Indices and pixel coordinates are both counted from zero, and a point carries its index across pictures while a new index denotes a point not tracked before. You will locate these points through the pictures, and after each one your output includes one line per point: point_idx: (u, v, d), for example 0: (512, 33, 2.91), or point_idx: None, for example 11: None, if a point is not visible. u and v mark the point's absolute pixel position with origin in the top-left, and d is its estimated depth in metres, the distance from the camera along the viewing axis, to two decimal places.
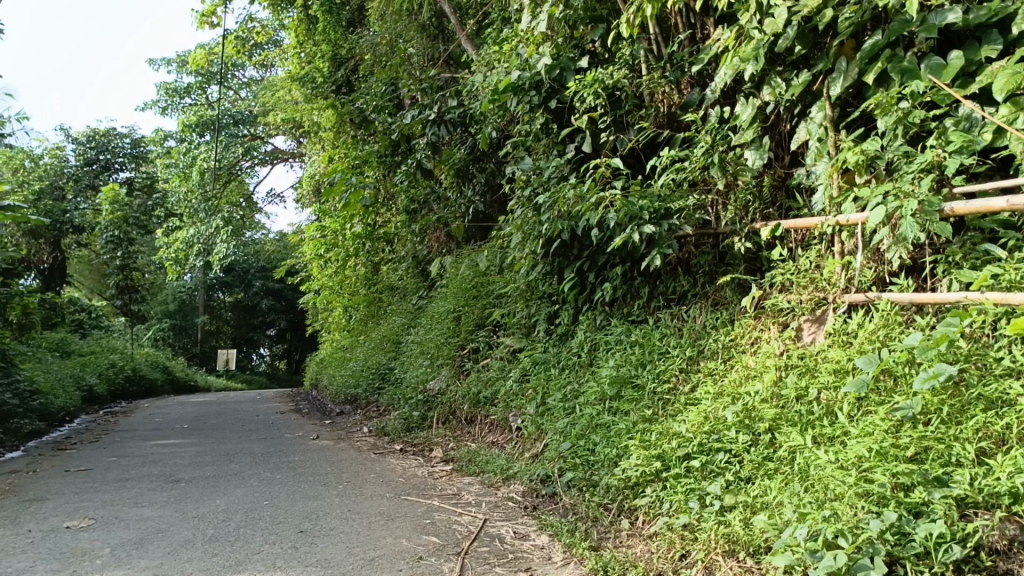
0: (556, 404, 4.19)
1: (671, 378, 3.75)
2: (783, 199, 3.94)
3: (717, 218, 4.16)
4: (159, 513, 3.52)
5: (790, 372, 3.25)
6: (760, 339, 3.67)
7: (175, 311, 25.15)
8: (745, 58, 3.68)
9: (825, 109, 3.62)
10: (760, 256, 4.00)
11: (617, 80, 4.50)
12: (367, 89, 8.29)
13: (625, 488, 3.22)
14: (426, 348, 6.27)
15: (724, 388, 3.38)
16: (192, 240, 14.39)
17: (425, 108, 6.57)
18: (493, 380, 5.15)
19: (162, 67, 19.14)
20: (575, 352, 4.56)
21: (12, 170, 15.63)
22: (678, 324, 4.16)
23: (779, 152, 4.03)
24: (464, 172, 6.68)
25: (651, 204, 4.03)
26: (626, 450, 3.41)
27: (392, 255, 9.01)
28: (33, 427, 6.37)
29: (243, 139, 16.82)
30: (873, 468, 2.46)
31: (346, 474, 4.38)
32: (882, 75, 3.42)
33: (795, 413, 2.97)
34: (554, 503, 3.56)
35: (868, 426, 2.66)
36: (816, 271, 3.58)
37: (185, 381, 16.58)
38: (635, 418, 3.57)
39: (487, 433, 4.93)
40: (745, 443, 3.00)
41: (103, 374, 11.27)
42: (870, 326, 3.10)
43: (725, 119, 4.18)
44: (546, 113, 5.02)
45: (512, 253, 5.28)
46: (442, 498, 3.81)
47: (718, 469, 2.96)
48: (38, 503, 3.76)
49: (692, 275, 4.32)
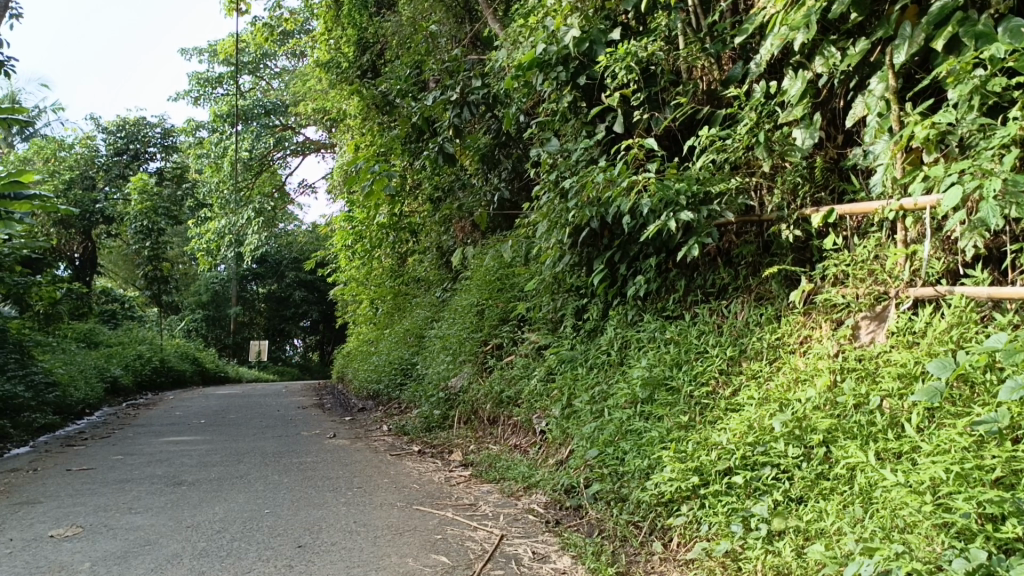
0: (583, 407, 3.85)
1: (710, 380, 3.39)
2: (835, 181, 3.56)
3: (761, 203, 3.77)
4: (151, 520, 3.28)
5: (846, 376, 2.88)
6: (810, 338, 3.29)
7: (208, 302, 25.26)
8: (796, 26, 3.28)
9: (887, 80, 3.21)
10: (811, 245, 3.59)
11: (652, 52, 4.09)
12: (392, 73, 7.89)
13: (658, 505, 2.88)
14: (448, 343, 5.96)
15: (770, 394, 3.02)
16: (223, 231, 14.48)
17: (449, 89, 6.10)
18: (518, 378, 4.82)
19: (194, 57, 18.88)
20: (604, 351, 4.21)
21: (44, 160, 15.62)
22: (718, 321, 3.79)
23: (831, 130, 3.64)
24: (490, 157, 6.35)
25: (688, 187, 3.65)
26: (659, 461, 3.05)
27: (417, 246, 8.70)
28: (46, 420, 6.22)
29: (275, 129, 16.51)
30: (953, 494, 2.09)
31: (358, 479, 4.10)
32: (952, 41, 2.99)
33: (853, 424, 2.59)
34: (578, 517, 3.24)
35: (941, 441, 2.27)
36: (876, 262, 3.18)
37: (215, 372, 16.56)
38: (670, 424, 3.22)
39: (510, 436, 4.62)
40: (796, 457, 2.63)
41: (129, 366, 11.19)
42: (940, 325, 2.70)
43: (772, 94, 3.78)
44: (574, 91, 4.63)
45: (538, 244, 4.89)
46: (457, 508, 3.50)
47: (765, 486, 2.61)
48: (29, 508, 3.55)
49: (733, 267, 3.93)
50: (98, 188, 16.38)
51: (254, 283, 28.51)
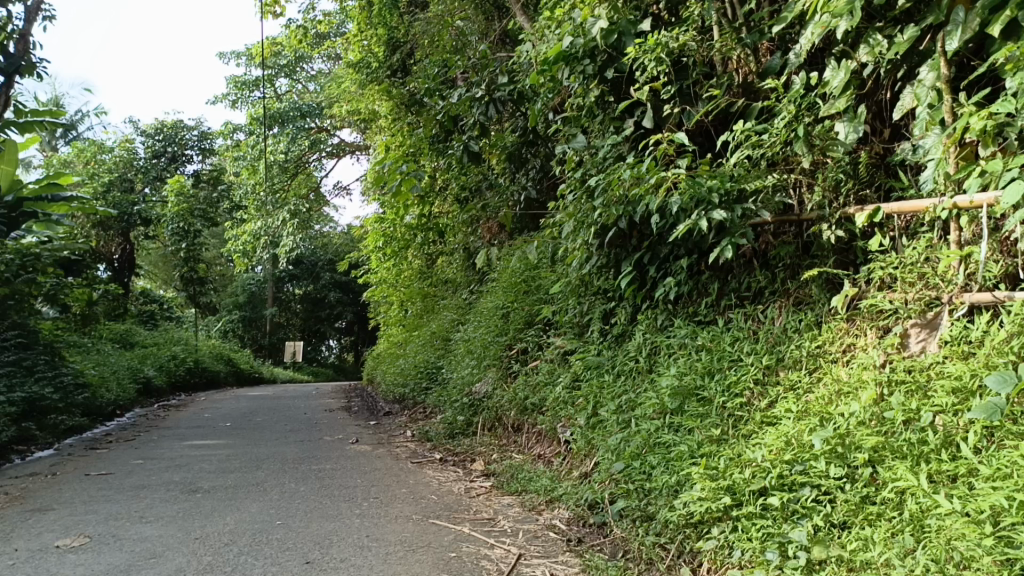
0: (609, 417, 3.65)
1: (744, 392, 3.17)
2: (882, 178, 3.32)
3: (801, 201, 3.54)
4: (160, 530, 3.16)
5: (894, 389, 2.64)
6: (854, 347, 3.06)
7: (245, 302, 25.55)
8: (838, 14, 3.04)
9: (938, 68, 2.95)
10: (855, 246, 3.35)
11: (684, 43, 3.88)
12: (421, 71, 7.74)
13: (686, 526, 2.67)
14: (473, 347, 5.82)
15: (810, 406, 2.79)
16: (259, 232, 14.59)
17: (475, 85, 5.96)
18: (542, 385, 4.65)
19: (232, 60, 19.04)
20: (632, 357, 4.00)
21: (84, 163, 15.85)
22: (754, 327, 3.56)
23: (877, 124, 3.41)
24: (517, 156, 6.19)
25: (722, 184, 3.43)
26: (688, 478, 2.85)
27: (446, 247, 8.57)
28: (73, 422, 6.20)
29: (310, 130, 16.16)
30: (1017, 526, 1.86)
31: (376, 488, 3.96)
32: (1011, 25, 2.74)
33: (902, 442, 2.37)
34: (602, 535, 3.06)
35: (1003, 465, 2.05)
36: (927, 265, 2.94)
37: (249, 373, 16.67)
38: (700, 437, 3.02)
39: (534, 444, 4.45)
40: (838, 478, 2.40)
41: (163, 367, 11.24)
42: (1000, 334, 2.46)
43: (812, 86, 3.55)
44: (601, 84, 4.42)
45: (564, 244, 4.69)
46: (474, 523, 3.34)
47: (804, 510, 2.38)
48: (40, 516, 3.46)
49: (770, 269, 3.69)
50: (136, 190, 16.56)
51: (290, 285, 28.77)
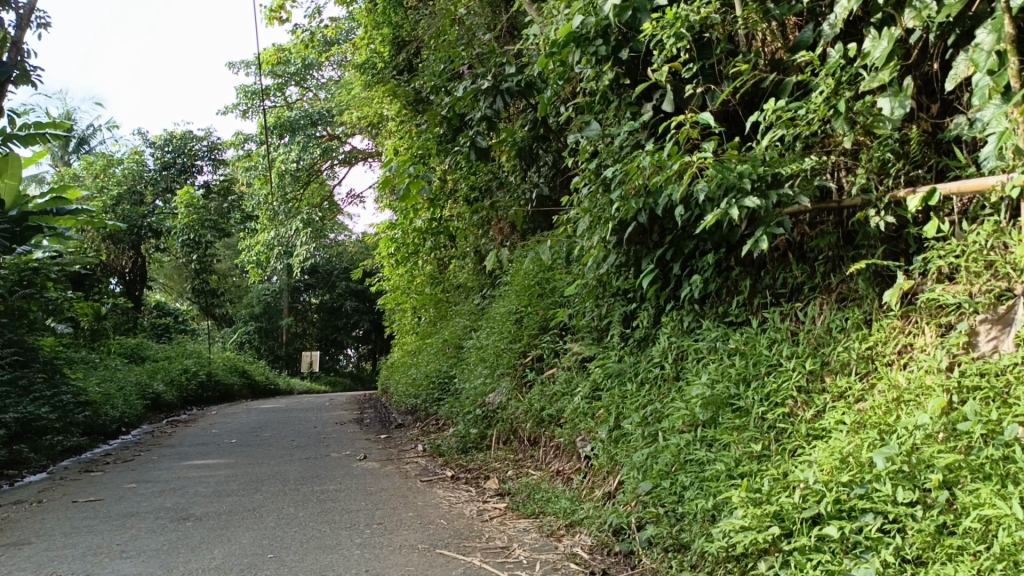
0: (633, 430, 3.30)
1: (786, 401, 2.81)
2: (934, 158, 2.96)
3: (841, 186, 3.17)
4: (139, 567, 2.85)
5: (965, 398, 2.28)
6: (911, 347, 2.70)
7: (260, 313, 25.45)
8: None
9: (999, 29, 2.53)
10: (905, 234, 2.97)
11: (705, 16, 3.53)
12: (426, 68, 7.45)
13: (728, 560, 2.31)
14: (484, 354, 5.53)
15: (866, 418, 2.43)
16: (272, 243, 14.35)
17: (480, 78, 5.63)
18: (559, 395, 4.31)
19: (242, 70, 18.80)
20: (657, 363, 3.64)
21: (93, 175, 15.76)
22: (792, 328, 3.21)
23: (924, 98, 3.04)
24: (528, 152, 5.89)
25: (753, 169, 3.07)
26: (726, 502, 2.51)
27: (456, 251, 8.25)
28: (70, 442, 5.96)
29: (321, 138, 15.37)
30: None
31: (381, 513, 3.64)
32: None
33: (982, 460, 2.01)
34: (629, 566, 2.72)
35: None
36: (994, 252, 2.56)
37: (265, 386, 16.46)
38: (738, 453, 2.67)
39: (552, 459, 4.12)
40: (908, 503, 2.04)
41: (173, 382, 11.01)
42: None
43: (850, 58, 3.18)
44: (616, 67, 4.08)
45: (579, 243, 4.34)
46: (486, 552, 3.01)
47: (869, 541, 2.02)
48: (14, 551, 3.17)
49: (808, 262, 3.33)
50: (146, 202, 16.40)
51: (306, 294, 28.61)
